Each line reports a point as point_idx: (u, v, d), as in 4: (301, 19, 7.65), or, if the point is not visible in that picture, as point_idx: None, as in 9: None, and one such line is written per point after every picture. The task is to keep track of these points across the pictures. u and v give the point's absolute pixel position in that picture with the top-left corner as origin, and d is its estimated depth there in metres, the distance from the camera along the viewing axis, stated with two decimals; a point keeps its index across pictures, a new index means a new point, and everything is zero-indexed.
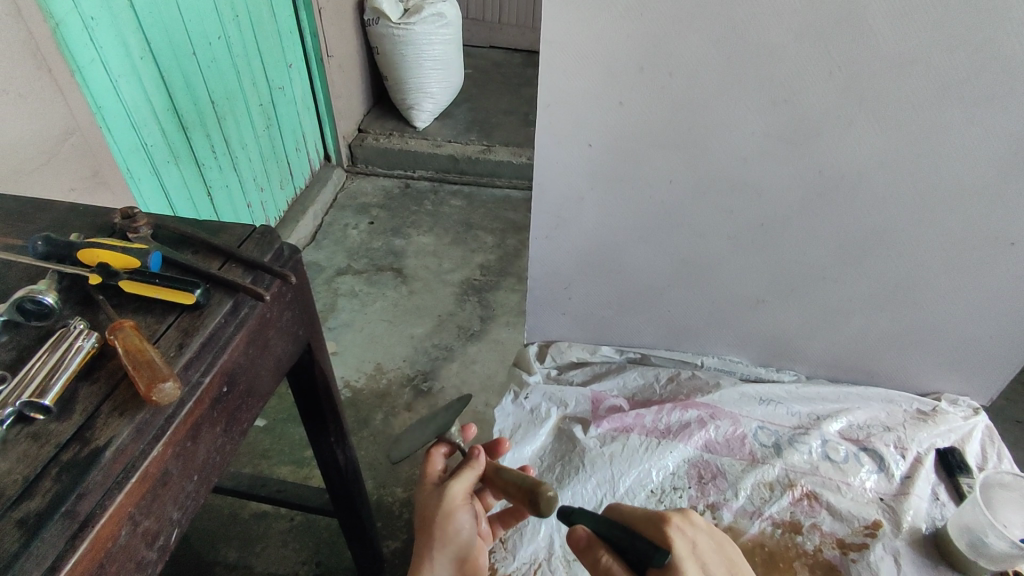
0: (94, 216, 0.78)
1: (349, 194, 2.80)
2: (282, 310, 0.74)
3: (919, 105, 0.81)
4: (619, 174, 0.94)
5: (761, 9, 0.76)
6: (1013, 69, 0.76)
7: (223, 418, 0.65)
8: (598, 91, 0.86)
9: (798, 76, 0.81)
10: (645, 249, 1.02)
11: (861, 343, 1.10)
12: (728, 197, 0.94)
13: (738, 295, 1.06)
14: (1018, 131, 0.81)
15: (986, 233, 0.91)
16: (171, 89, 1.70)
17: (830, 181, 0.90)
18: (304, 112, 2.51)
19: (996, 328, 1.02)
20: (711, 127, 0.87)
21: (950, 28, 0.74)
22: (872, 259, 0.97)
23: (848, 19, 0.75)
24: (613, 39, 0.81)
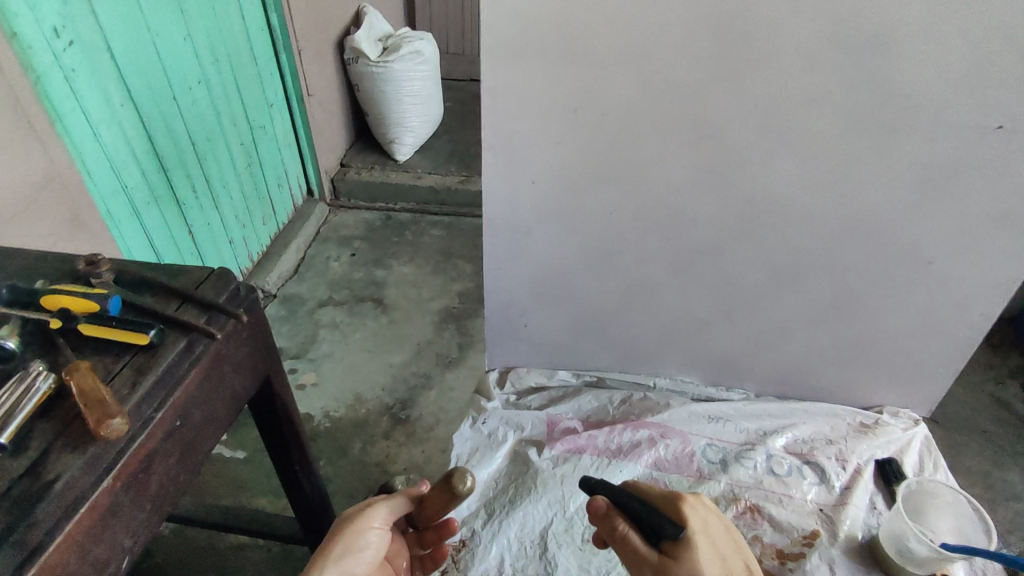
0: (61, 262, 0.84)
1: (332, 227, 2.87)
2: (237, 347, 0.79)
3: (832, 137, 0.86)
4: (562, 207, 0.99)
5: (676, 55, 0.82)
6: (913, 102, 0.81)
7: (176, 450, 0.69)
8: (536, 130, 0.92)
9: (718, 114, 0.86)
10: (592, 276, 1.06)
11: (806, 362, 1.13)
12: (665, 227, 0.98)
13: (683, 318, 1.09)
14: (925, 160, 0.86)
15: (905, 255, 0.96)
16: (152, 133, 1.77)
17: (759, 209, 0.94)
18: (285, 149, 2.60)
19: (929, 345, 1.06)
20: (643, 163, 0.92)
21: (851, 65, 0.80)
22: (804, 281, 1.01)
23: (761, 59, 0.81)
24: (544, 85, 0.87)
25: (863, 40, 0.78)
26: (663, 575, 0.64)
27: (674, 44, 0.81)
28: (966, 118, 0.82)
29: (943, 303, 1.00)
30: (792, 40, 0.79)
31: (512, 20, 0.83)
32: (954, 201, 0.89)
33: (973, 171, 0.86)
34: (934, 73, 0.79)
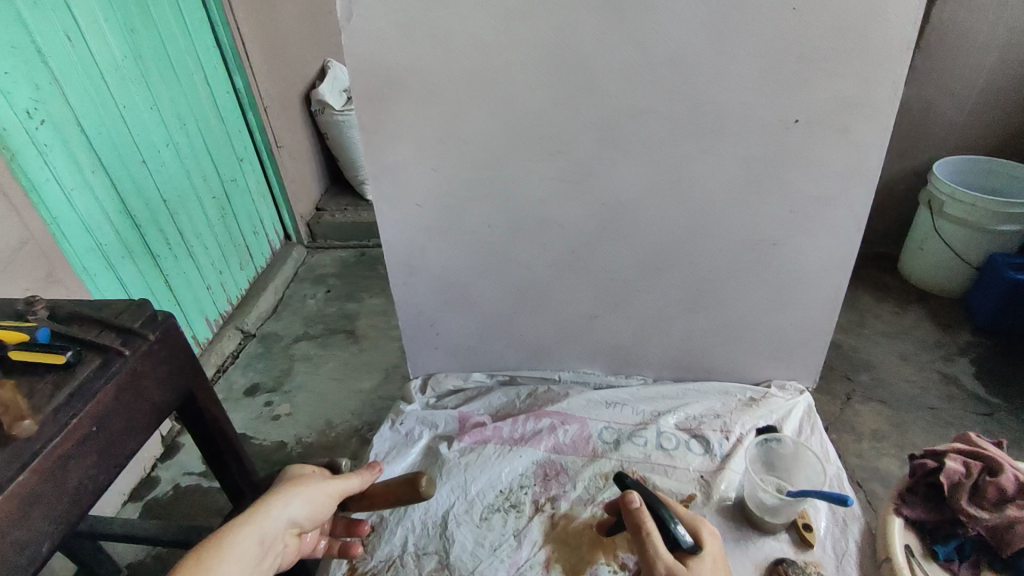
0: (5, 304, 0.98)
1: (308, 267, 3.04)
2: (155, 364, 0.92)
3: (661, 144, 0.98)
4: (447, 224, 1.12)
5: (514, 86, 0.95)
6: (721, 107, 0.94)
7: (94, 452, 0.82)
8: (412, 160, 1.05)
9: (561, 131, 0.99)
10: (485, 283, 1.19)
11: (692, 346, 1.23)
12: (538, 233, 1.11)
13: (573, 314, 1.21)
14: (746, 155, 0.98)
15: (752, 239, 1.07)
16: (124, 195, 1.94)
17: (613, 211, 1.07)
18: (259, 199, 2.78)
19: (794, 319, 1.17)
20: (507, 179, 1.05)
21: (662, 82, 0.92)
22: (669, 270, 1.13)
23: (587, 84, 0.93)
24: (411, 121, 1.01)
25: (666, 60, 0.90)
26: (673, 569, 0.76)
27: (510, 77, 0.94)
28: (769, 117, 0.94)
29: (797, 280, 1.11)
30: (607, 65, 0.91)
31: (373, 71, 0.97)
32: (780, 188, 1.01)
33: (788, 161, 0.98)
34: (734, 82, 0.91)
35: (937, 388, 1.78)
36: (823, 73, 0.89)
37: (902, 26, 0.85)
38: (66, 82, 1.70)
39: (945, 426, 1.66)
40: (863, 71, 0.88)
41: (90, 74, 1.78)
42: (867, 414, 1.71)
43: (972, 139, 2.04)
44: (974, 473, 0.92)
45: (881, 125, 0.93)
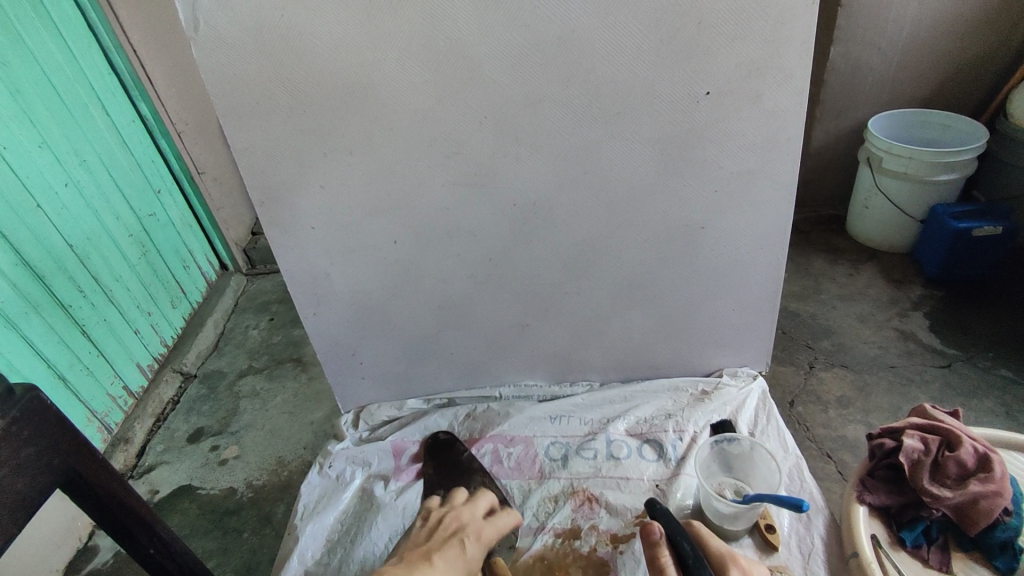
0: None
1: (250, 295, 2.89)
2: (17, 451, 0.66)
3: (564, 133, 0.90)
4: (349, 245, 1.01)
5: (396, 85, 0.87)
6: (621, 86, 0.86)
7: None
8: (298, 179, 0.95)
9: (454, 130, 0.90)
10: (403, 303, 1.08)
11: (634, 344, 1.15)
12: (451, 243, 1.01)
13: (503, 326, 1.11)
14: (656, 136, 0.90)
15: (678, 224, 0.99)
16: (19, 245, 1.74)
17: (527, 211, 0.98)
18: (184, 230, 2.60)
19: (734, 302, 1.10)
20: (406, 189, 0.96)
21: (552, 63, 0.85)
22: (597, 267, 1.04)
23: (470, 75, 0.86)
24: (290, 137, 0.91)
25: (555, 42, 0.83)
26: None
27: (387, 76, 0.86)
28: (677, 91, 0.87)
29: (732, 261, 1.04)
30: (488, 51, 0.84)
31: (235, 83, 0.86)
32: (698, 166, 0.93)
33: (703, 137, 0.91)
34: (629, 58, 0.84)
35: (896, 346, 1.74)
36: (724, 38, 0.83)
37: None
38: None
39: (907, 385, 1.61)
40: (764, 32, 0.82)
41: None
42: (830, 381, 1.66)
43: (901, 92, 2.02)
44: (933, 449, 0.87)
45: (794, 87, 0.87)
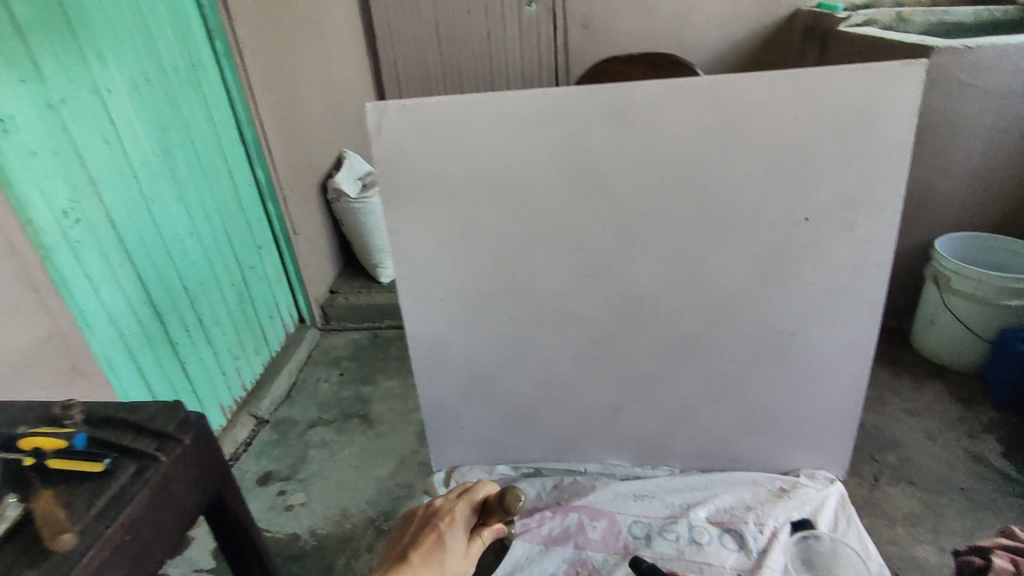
0: (42, 408, 1.00)
1: (323, 350, 3.06)
2: (186, 468, 0.92)
3: (675, 241, 1.03)
4: (470, 318, 1.15)
5: (535, 188, 1.02)
6: (730, 206, 0.99)
7: (129, 560, 0.80)
8: (435, 258, 1.09)
9: (577, 230, 1.04)
10: (509, 374, 1.20)
11: (716, 435, 1.23)
12: (561, 326, 1.14)
13: (596, 405, 1.22)
14: (756, 250, 1.02)
15: (769, 329, 1.09)
16: (148, 286, 1.98)
17: (633, 303, 1.10)
18: (276, 284, 2.84)
19: (816, 405, 1.18)
20: (528, 275, 1.09)
21: (670, 182, 0.99)
22: (690, 359, 1.14)
23: (598, 186, 1.00)
24: (435, 222, 1.06)
25: (676, 165, 0.98)
26: None
27: (528, 182, 1.01)
28: (779, 214, 0.99)
29: (816, 366, 1.13)
30: (616, 169, 0.99)
31: (399, 175, 1.03)
32: (792, 280, 1.04)
33: (800, 254, 1.02)
34: (741, 184, 0.98)
35: (965, 467, 1.73)
36: (825, 174, 0.96)
37: (896, 132, 0.93)
38: (100, 182, 1.80)
39: (978, 508, 1.60)
40: (860, 170, 0.95)
41: (123, 172, 1.88)
42: (897, 497, 1.65)
43: (970, 217, 2.10)
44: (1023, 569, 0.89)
45: (886, 219, 0.98)
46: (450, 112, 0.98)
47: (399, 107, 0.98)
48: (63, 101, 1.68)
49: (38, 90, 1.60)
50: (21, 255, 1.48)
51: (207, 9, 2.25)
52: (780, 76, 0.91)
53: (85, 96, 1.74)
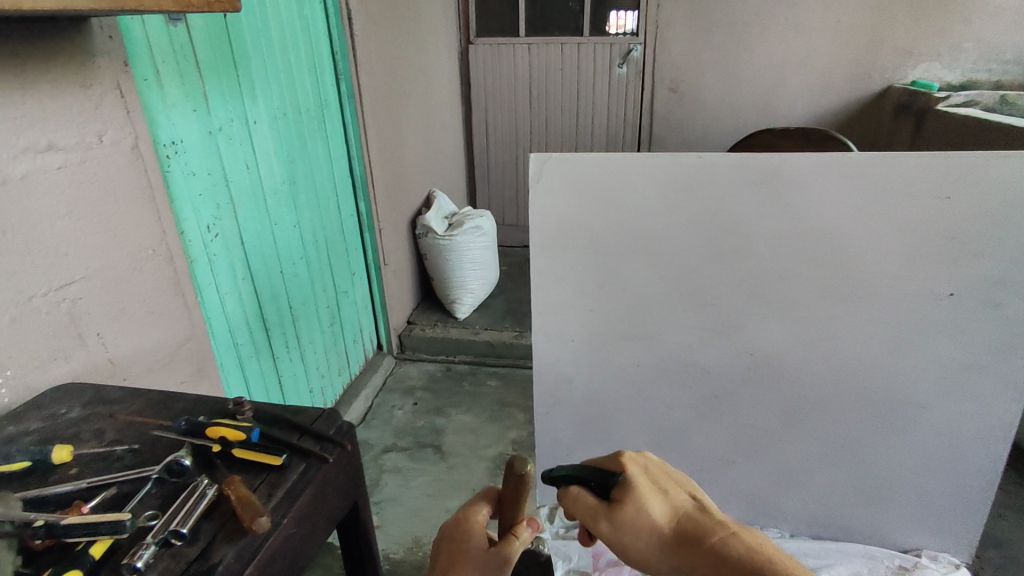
0: (215, 403, 1.10)
1: (397, 378, 3.08)
2: (338, 473, 1.00)
3: (796, 307, 1.18)
4: (599, 360, 1.29)
5: (677, 245, 1.17)
6: (847, 277, 1.14)
7: (290, 553, 0.88)
8: (574, 300, 1.24)
9: (710, 289, 1.20)
10: (628, 417, 1.34)
11: (810, 493, 1.36)
12: (685, 376, 1.28)
13: (712, 456, 1.35)
14: (867, 324, 1.17)
15: (870, 391, 1.22)
16: (262, 300, 2.09)
17: (757, 361, 1.24)
18: (363, 311, 2.93)
19: (911, 470, 1.28)
20: (660, 327, 1.25)
21: (818, 254, 1.14)
22: (799, 418, 1.28)
23: (738, 250, 1.16)
24: (579, 267, 1.21)
25: (803, 240, 1.13)
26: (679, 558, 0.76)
27: (680, 243, 1.17)
28: (888, 286, 1.13)
29: (913, 429, 1.24)
30: (763, 240, 1.15)
31: (552, 219, 1.18)
32: (889, 348, 1.18)
33: (920, 330, 1.16)
34: (859, 261, 1.13)
35: None
36: (936, 263, 1.11)
37: (1002, 229, 1.07)
38: (238, 203, 1.94)
39: None
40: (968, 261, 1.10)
41: (256, 196, 2.03)
42: None
43: None
44: None
45: (988, 307, 1.12)
46: (606, 168, 1.14)
47: (560, 161, 1.15)
48: (221, 128, 1.83)
49: (204, 118, 1.75)
50: (176, 264, 1.51)
51: (338, 55, 2.47)
52: (894, 158, 1.07)
53: (238, 125, 1.90)
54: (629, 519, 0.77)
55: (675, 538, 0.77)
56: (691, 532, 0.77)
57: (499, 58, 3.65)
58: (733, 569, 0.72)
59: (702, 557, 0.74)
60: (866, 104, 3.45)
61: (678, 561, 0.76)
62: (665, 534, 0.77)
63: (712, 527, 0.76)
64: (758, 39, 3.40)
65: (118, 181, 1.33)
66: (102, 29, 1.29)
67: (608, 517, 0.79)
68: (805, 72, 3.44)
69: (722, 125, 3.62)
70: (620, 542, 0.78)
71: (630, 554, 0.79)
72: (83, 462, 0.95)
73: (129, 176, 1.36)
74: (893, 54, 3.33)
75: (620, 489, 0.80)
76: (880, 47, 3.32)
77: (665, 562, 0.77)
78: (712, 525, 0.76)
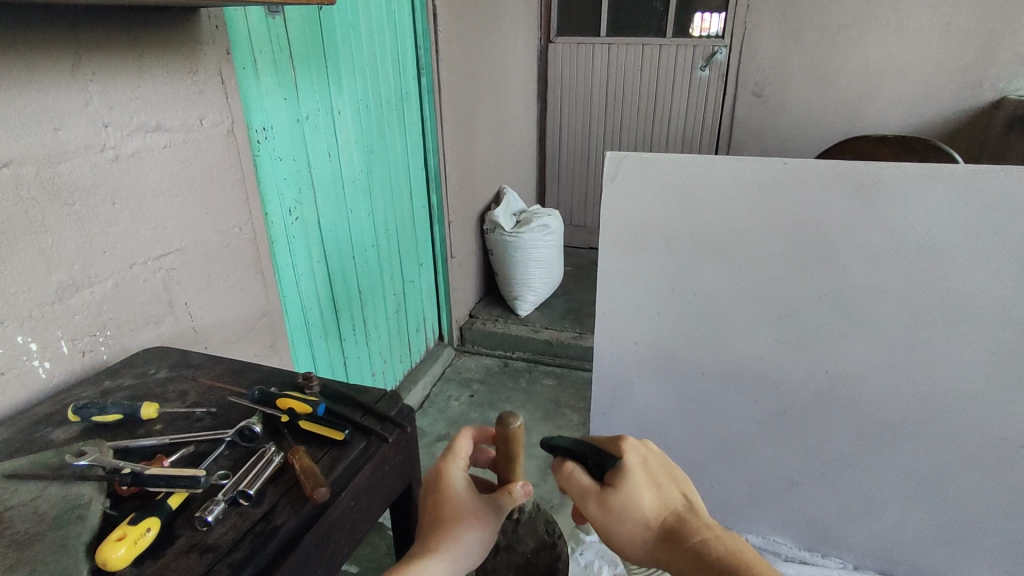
0: (286, 375, 1.16)
1: (456, 368, 3.13)
2: (396, 453, 1.03)
3: (867, 326, 1.22)
4: (659, 365, 1.39)
5: (752, 254, 1.24)
6: (924, 299, 1.17)
7: (346, 525, 0.92)
8: (643, 304, 1.35)
9: (790, 300, 1.24)
10: (685, 425, 1.43)
11: (869, 517, 1.40)
12: (752, 389, 1.35)
13: (776, 477, 1.42)
14: (942, 350, 1.19)
15: (934, 415, 1.25)
16: (334, 283, 2.17)
17: (835, 380, 1.28)
18: (427, 301, 2.98)
19: (975, 500, 1.30)
20: (730, 339, 1.31)
21: (913, 269, 1.15)
22: (870, 441, 1.31)
23: (822, 262, 1.20)
24: (650, 268, 1.31)
25: (884, 259, 1.16)
26: (656, 549, 0.77)
27: (761, 254, 1.23)
28: (960, 311, 1.16)
29: (983, 453, 1.25)
30: (848, 254, 1.18)
31: (622, 219, 1.29)
32: (950, 372, 1.20)
33: (1022, 366, 1.16)
34: (936, 289, 1.15)
35: None
36: (1015, 295, 1.12)
37: None
38: (319, 190, 2.03)
39: None
40: None
41: (336, 184, 2.11)
42: None
43: None
44: None
45: None
46: (678, 171, 1.23)
47: (635, 160, 1.25)
48: (308, 117, 1.92)
49: (293, 107, 1.84)
50: (258, 240, 1.59)
51: (421, 50, 2.53)
52: (971, 172, 1.08)
53: (323, 115, 1.99)
54: (621, 505, 0.76)
55: (659, 533, 0.77)
56: (675, 529, 0.76)
57: (577, 57, 3.63)
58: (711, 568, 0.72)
59: (680, 555, 0.74)
60: (972, 116, 3.20)
61: (659, 554, 0.76)
62: (651, 527, 0.77)
63: (695, 527, 0.76)
64: (855, 43, 3.20)
65: (215, 163, 1.43)
66: (209, 19, 1.38)
67: (599, 500, 0.77)
68: (905, 80, 3.22)
69: (808, 134, 3.44)
70: (607, 524, 0.77)
71: (613, 536, 0.78)
72: (166, 420, 1.02)
73: (225, 159, 1.46)
74: (1009, 62, 3.06)
75: (619, 473, 0.78)
76: (993, 54, 3.06)
77: (646, 551, 0.77)
78: (698, 528, 0.76)
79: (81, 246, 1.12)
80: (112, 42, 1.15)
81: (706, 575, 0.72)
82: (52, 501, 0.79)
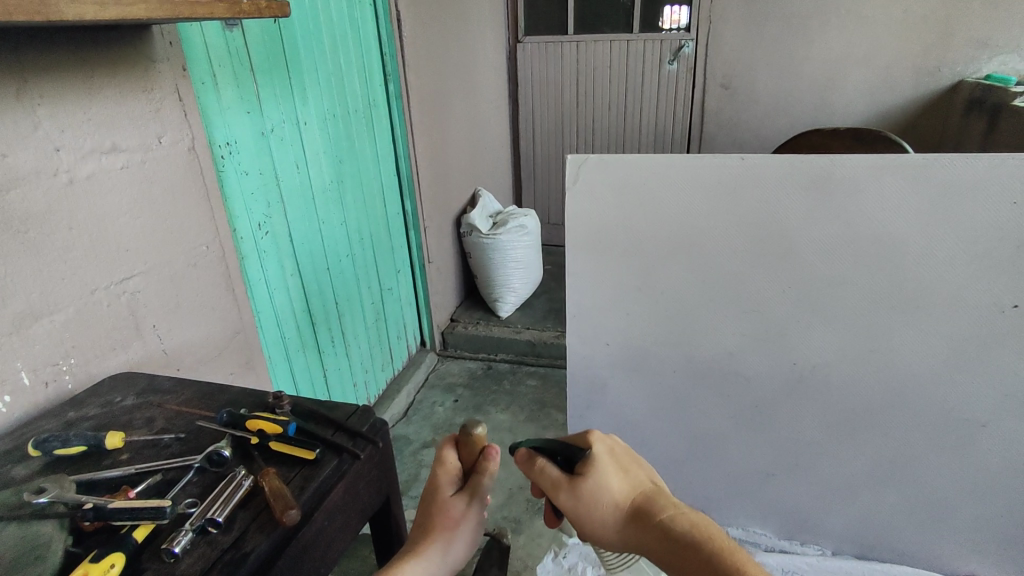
0: (255, 396, 1.14)
1: (439, 373, 3.11)
2: (371, 468, 1.02)
3: (833, 317, 1.23)
4: (633, 365, 1.40)
5: (718, 252, 1.25)
6: (886, 287, 1.19)
7: (320, 544, 0.91)
8: (614, 305, 1.35)
9: (758, 294, 1.26)
10: (662, 423, 1.45)
11: (846, 504, 1.42)
12: (725, 384, 1.36)
13: (754, 469, 1.44)
14: (907, 336, 1.21)
15: (903, 400, 1.27)
16: (309, 296, 2.15)
17: (804, 371, 1.30)
18: (407, 308, 2.96)
19: (947, 481, 1.33)
20: (702, 335, 1.33)
21: (874, 258, 1.17)
22: (843, 429, 1.33)
23: (786, 255, 1.21)
24: (619, 269, 1.32)
25: (845, 250, 1.18)
26: (627, 532, 0.76)
27: (726, 250, 1.24)
28: (922, 298, 1.18)
29: (952, 435, 1.28)
30: (811, 246, 1.20)
31: (588, 222, 1.29)
32: (916, 357, 1.23)
33: (984, 348, 1.19)
34: (898, 276, 1.17)
35: None
36: (974, 279, 1.14)
37: None
38: (288, 202, 2.00)
39: None
40: (1007, 277, 1.12)
41: (305, 195, 2.09)
42: None
43: None
44: None
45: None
46: (640, 171, 1.23)
47: (596, 162, 1.25)
48: (272, 129, 1.90)
49: (257, 120, 1.82)
50: (226, 258, 1.57)
51: (386, 57, 2.51)
52: (924, 161, 1.11)
53: (288, 126, 1.96)
54: (590, 491, 0.76)
55: (629, 516, 0.77)
56: (644, 509, 0.76)
57: (546, 57, 3.63)
58: (681, 543, 0.71)
59: (650, 533, 0.74)
60: (935, 99, 3.25)
61: (630, 537, 0.76)
62: (621, 510, 0.77)
63: (662, 505, 0.76)
64: (819, 32, 3.24)
65: (177, 183, 1.40)
66: (162, 36, 1.35)
67: (569, 488, 0.77)
68: (868, 67, 3.26)
69: (778, 123, 3.48)
70: (578, 513, 0.77)
71: (586, 525, 0.77)
72: (133, 449, 1.00)
73: (187, 177, 1.43)
74: (967, 45, 3.12)
75: (585, 461, 0.78)
76: (952, 38, 3.12)
77: (619, 535, 0.77)
78: (666, 506, 0.76)
79: (38, 277, 1.10)
80: (60, 66, 1.12)
81: (675, 551, 0.72)
82: (9, 543, 0.76)
